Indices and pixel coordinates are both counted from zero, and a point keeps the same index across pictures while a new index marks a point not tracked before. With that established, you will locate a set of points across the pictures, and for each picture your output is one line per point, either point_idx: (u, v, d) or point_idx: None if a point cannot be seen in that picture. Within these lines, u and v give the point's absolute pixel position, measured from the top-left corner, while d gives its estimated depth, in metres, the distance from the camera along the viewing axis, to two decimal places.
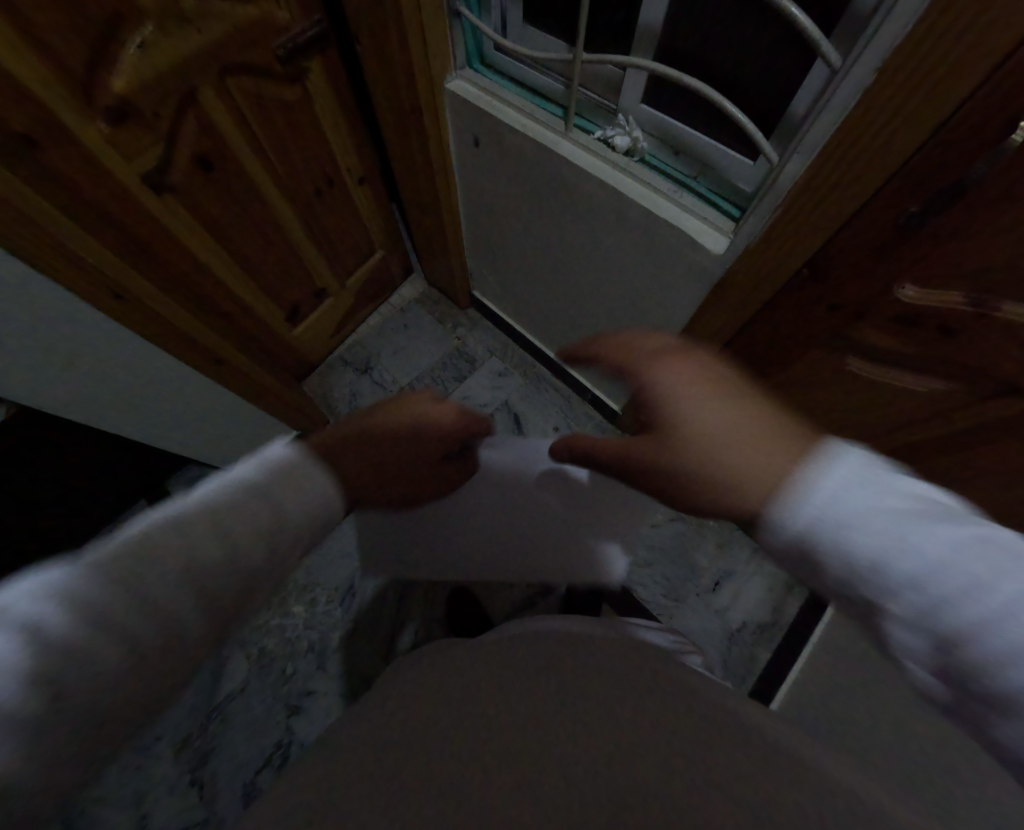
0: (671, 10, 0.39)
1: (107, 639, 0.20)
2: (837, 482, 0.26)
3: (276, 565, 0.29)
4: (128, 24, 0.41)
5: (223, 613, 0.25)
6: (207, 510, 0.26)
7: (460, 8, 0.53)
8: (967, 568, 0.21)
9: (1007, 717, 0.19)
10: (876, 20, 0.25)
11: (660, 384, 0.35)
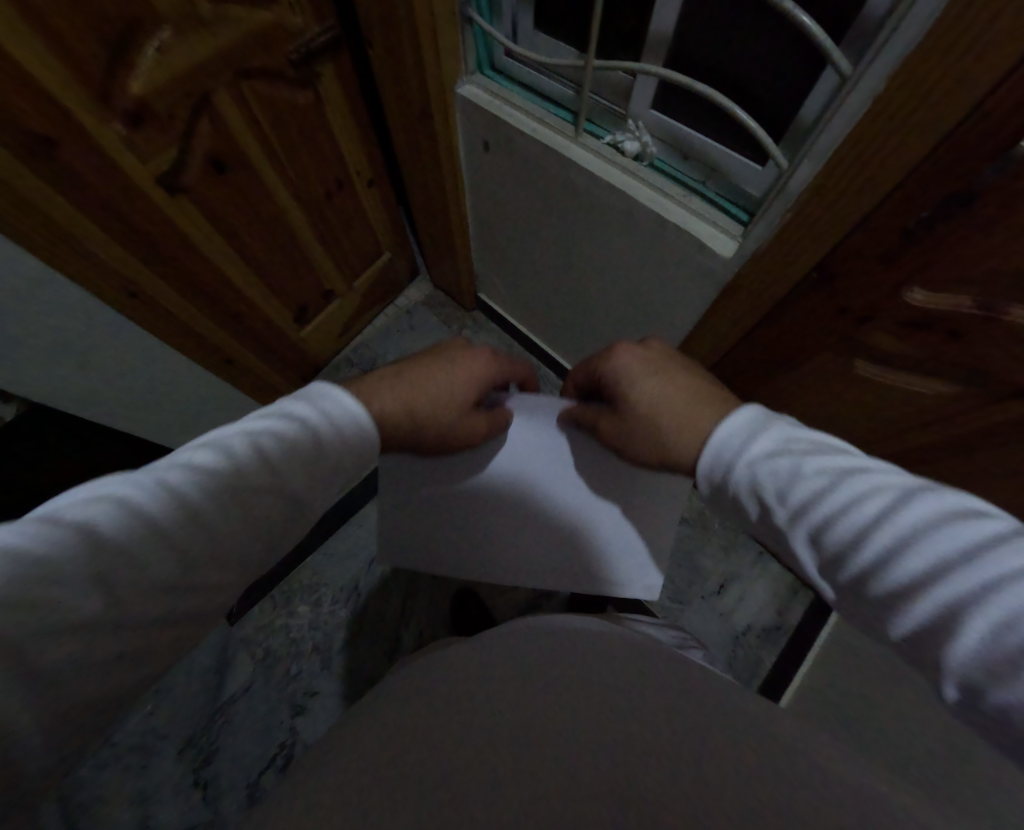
0: (682, 19, 0.40)
1: (166, 543, 0.24)
2: (747, 435, 0.34)
3: (310, 488, 0.34)
4: (148, 29, 0.42)
5: (251, 542, 0.29)
6: (256, 448, 0.30)
7: (471, 15, 0.54)
8: (832, 482, 0.27)
9: (862, 599, 0.24)
10: (887, 30, 0.26)
11: (621, 374, 0.46)
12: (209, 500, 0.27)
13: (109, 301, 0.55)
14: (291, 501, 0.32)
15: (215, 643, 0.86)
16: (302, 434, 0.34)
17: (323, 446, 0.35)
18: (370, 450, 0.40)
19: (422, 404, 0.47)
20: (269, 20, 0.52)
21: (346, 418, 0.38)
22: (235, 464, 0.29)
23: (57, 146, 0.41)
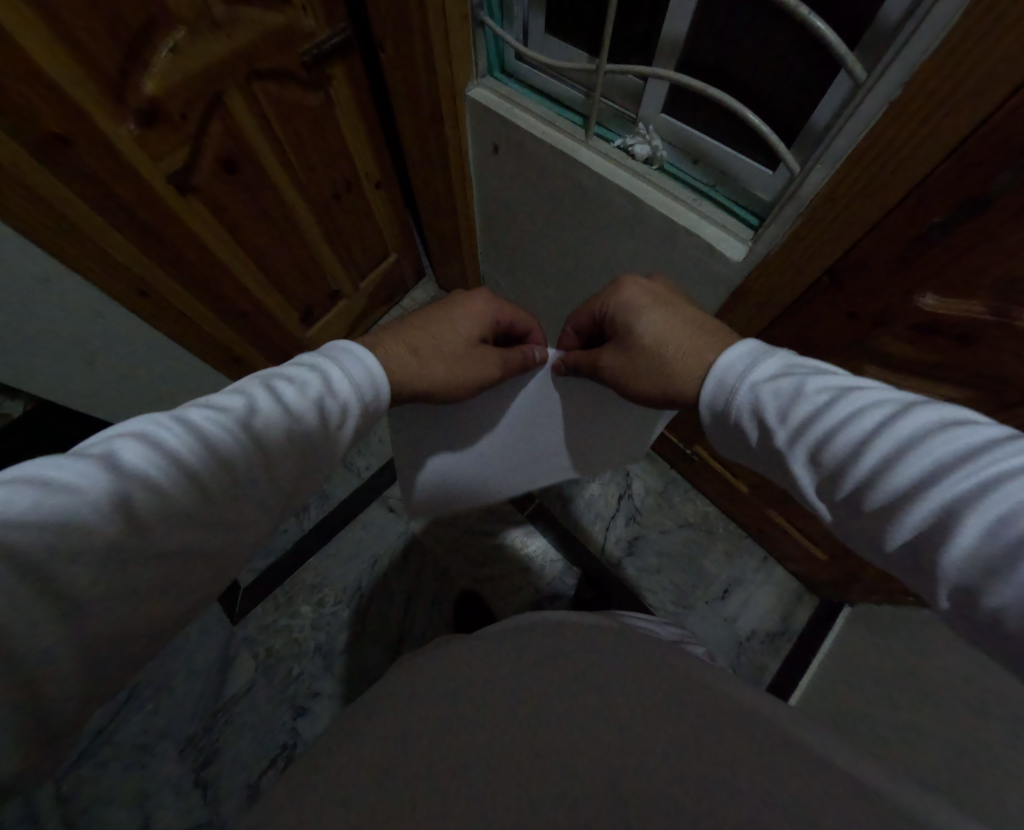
0: (694, 23, 0.40)
1: (186, 480, 0.25)
2: (748, 361, 0.35)
3: (328, 431, 0.35)
4: (160, 30, 0.42)
5: (270, 480, 0.30)
6: (271, 393, 0.32)
7: (483, 19, 0.54)
8: (835, 400, 0.27)
9: (859, 509, 0.25)
10: (902, 36, 0.26)
11: (629, 309, 0.45)
12: (233, 436, 0.28)
13: (110, 292, 0.54)
14: (310, 441, 0.33)
15: (217, 642, 0.86)
16: (314, 383, 0.35)
17: (334, 393, 0.36)
18: (382, 401, 0.41)
19: (425, 345, 0.48)
20: (280, 21, 0.53)
21: (360, 370, 0.39)
22: (254, 410, 0.30)
23: (71, 145, 0.41)
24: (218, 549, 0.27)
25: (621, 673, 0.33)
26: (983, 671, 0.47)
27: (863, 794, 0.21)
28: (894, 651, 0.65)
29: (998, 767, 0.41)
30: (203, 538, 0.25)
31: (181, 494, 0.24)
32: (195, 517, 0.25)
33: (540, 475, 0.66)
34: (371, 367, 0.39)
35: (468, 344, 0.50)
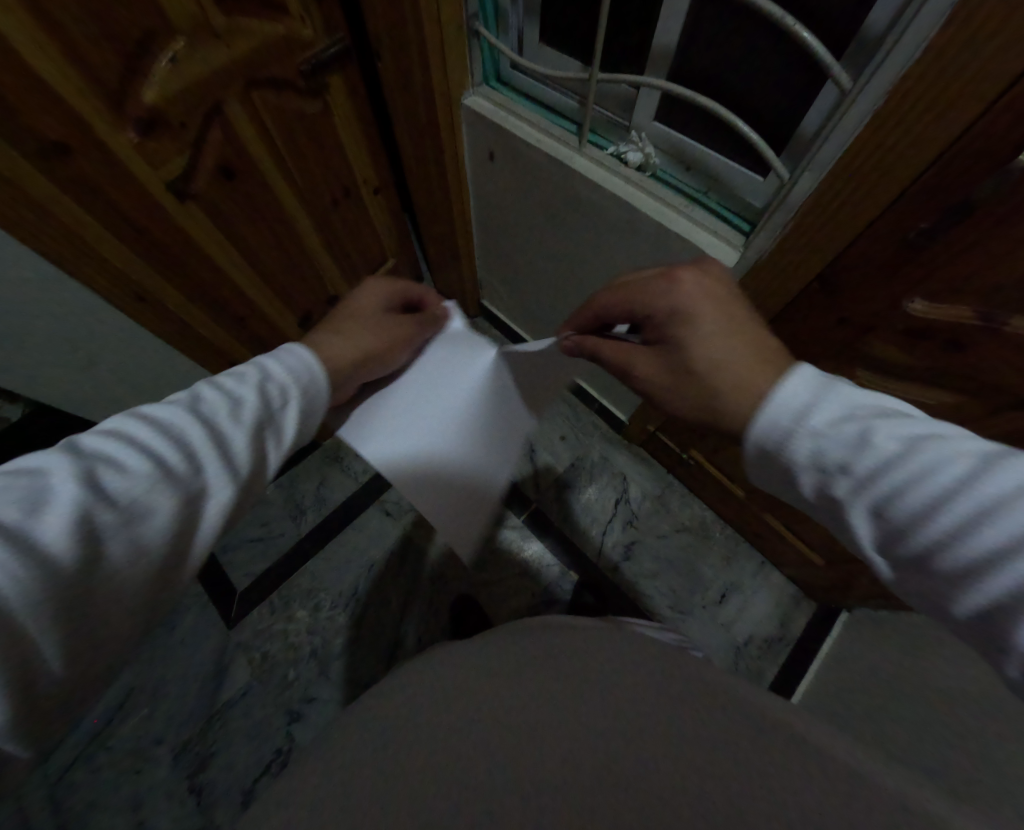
0: (683, 34, 0.41)
1: (160, 471, 0.25)
2: (804, 395, 0.28)
3: (279, 420, 0.35)
4: (160, 39, 0.43)
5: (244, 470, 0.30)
6: (215, 394, 0.32)
7: (478, 29, 0.55)
8: (912, 452, 0.23)
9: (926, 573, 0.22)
10: (887, 44, 0.26)
11: (683, 309, 0.36)
12: (184, 421, 0.29)
13: (107, 296, 0.54)
14: (264, 425, 0.33)
15: (212, 647, 0.86)
16: (250, 371, 0.35)
17: (274, 376, 0.36)
18: (321, 392, 0.40)
19: (345, 328, 0.50)
20: (278, 31, 0.54)
21: (289, 355, 0.39)
22: (197, 400, 0.31)
23: (71, 153, 0.42)
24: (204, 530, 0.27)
25: (610, 670, 0.33)
26: (981, 675, 0.47)
27: (848, 790, 0.21)
28: (892, 657, 0.65)
29: (992, 772, 0.41)
30: (189, 516, 0.25)
31: (149, 468, 0.25)
32: (174, 494, 0.25)
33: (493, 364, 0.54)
34: (306, 358, 0.40)
35: (384, 322, 0.53)
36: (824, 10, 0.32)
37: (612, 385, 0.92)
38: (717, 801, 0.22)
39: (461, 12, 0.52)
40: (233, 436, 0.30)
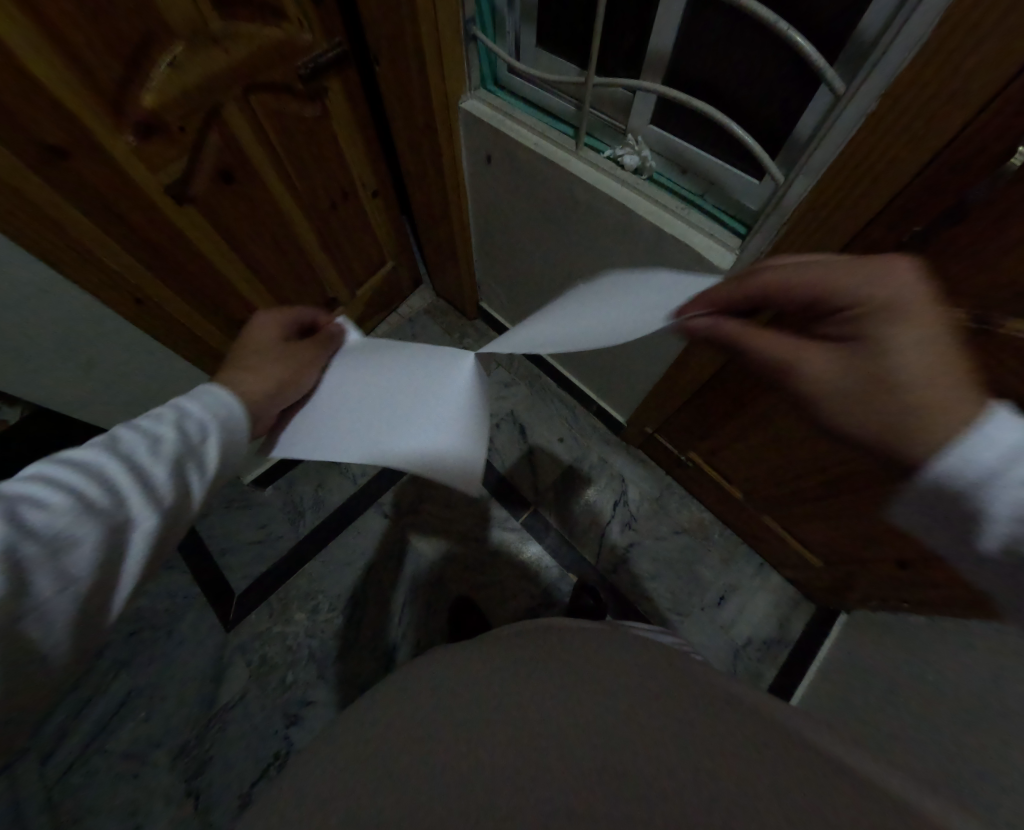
0: (679, 38, 0.41)
1: (72, 518, 0.23)
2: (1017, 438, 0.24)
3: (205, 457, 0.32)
4: (160, 44, 0.43)
5: (167, 513, 0.28)
6: (137, 435, 0.30)
7: (475, 33, 0.55)
8: None
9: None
10: (880, 49, 0.27)
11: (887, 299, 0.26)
12: (101, 461, 0.27)
13: (106, 299, 0.54)
14: (189, 464, 0.31)
15: (211, 649, 0.86)
16: (171, 403, 0.33)
17: (198, 406, 0.34)
18: (246, 427, 0.36)
19: (231, 365, 0.41)
20: (277, 35, 0.54)
21: (207, 387, 0.36)
22: (115, 439, 0.29)
23: (71, 156, 0.42)
24: (126, 571, 0.25)
25: (605, 672, 0.33)
26: (980, 676, 0.47)
27: (840, 784, 0.21)
28: (891, 659, 0.64)
29: (988, 773, 0.41)
30: (106, 558, 0.24)
31: (63, 508, 0.23)
32: (90, 533, 0.24)
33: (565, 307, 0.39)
34: (225, 394, 0.36)
35: (275, 347, 0.43)
36: (816, 16, 0.33)
37: (610, 387, 0.92)
38: (715, 801, 0.22)
39: (458, 16, 0.52)
40: (156, 472, 0.28)
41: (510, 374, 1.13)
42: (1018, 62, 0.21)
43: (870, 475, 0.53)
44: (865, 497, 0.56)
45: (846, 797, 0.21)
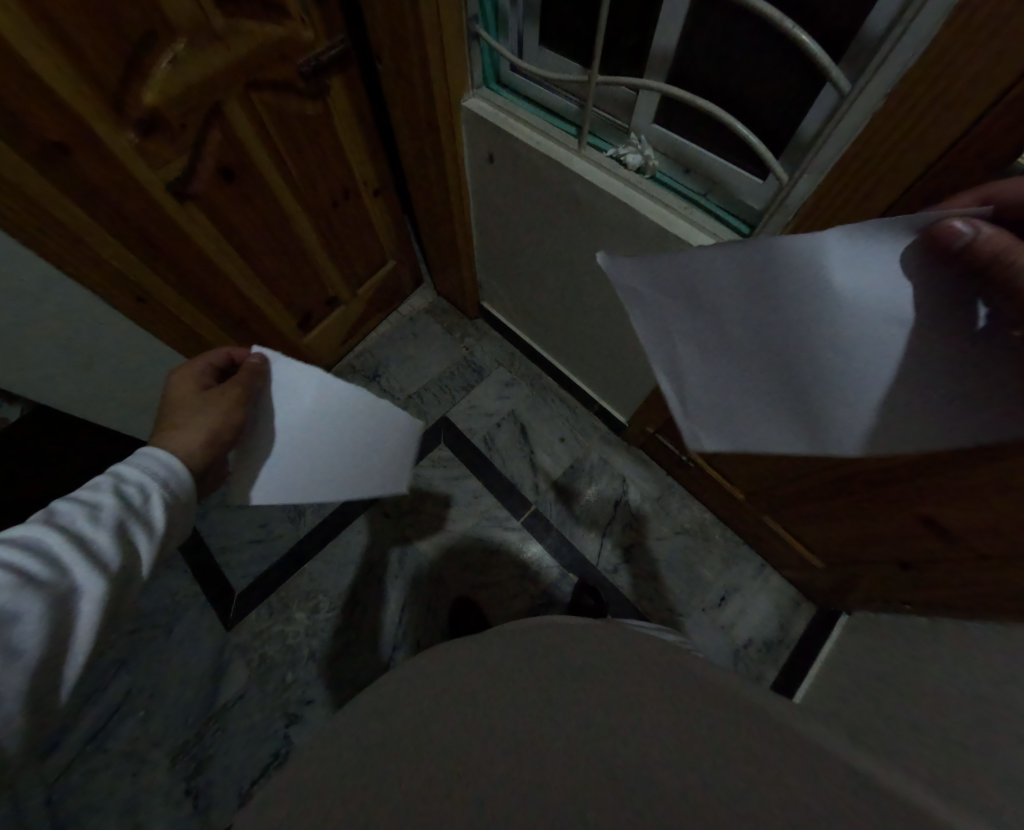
0: (683, 36, 0.41)
1: (19, 589, 0.25)
2: None
3: (146, 516, 0.35)
4: (162, 41, 0.43)
5: (115, 574, 0.30)
6: (72, 507, 0.32)
7: (478, 31, 0.55)
8: None
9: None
10: (885, 47, 0.26)
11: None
12: (39, 537, 0.29)
13: (106, 297, 0.54)
14: (130, 525, 0.33)
15: (210, 648, 0.86)
16: (104, 475, 0.35)
17: (129, 476, 0.36)
18: (189, 483, 0.40)
19: (163, 420, 0.44)
20: (279, 33, 0.54)
21: (143, 455, 0.39)
22: (47, 515, 0.31)
23: (71, 153, 0.42)
24: (79, 632, 0.27)
25: (608, 668, 0.33)
26: (985, 678, 0.47)
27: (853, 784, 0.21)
28: (893, 661, 0.64)
29: (987, 774, 0.41)
30: (58, 621, 0.26)
31: (5, 584, 0.25)
32: (37, 604, 0.26)
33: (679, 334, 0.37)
34: (162, 457, 0.39)
35: (194, 396, 0.45)
36: (821, 15, 0.32)
37: (611, 387, 0.93)
38: (718, 802, 0.22)
39: (461, 15, 0.52)
40: (98, 538, 0.31)
41: (511, 373, 1.12)
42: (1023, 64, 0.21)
43: (873, 475, 0.52)
44: (868, 499, 0.56)
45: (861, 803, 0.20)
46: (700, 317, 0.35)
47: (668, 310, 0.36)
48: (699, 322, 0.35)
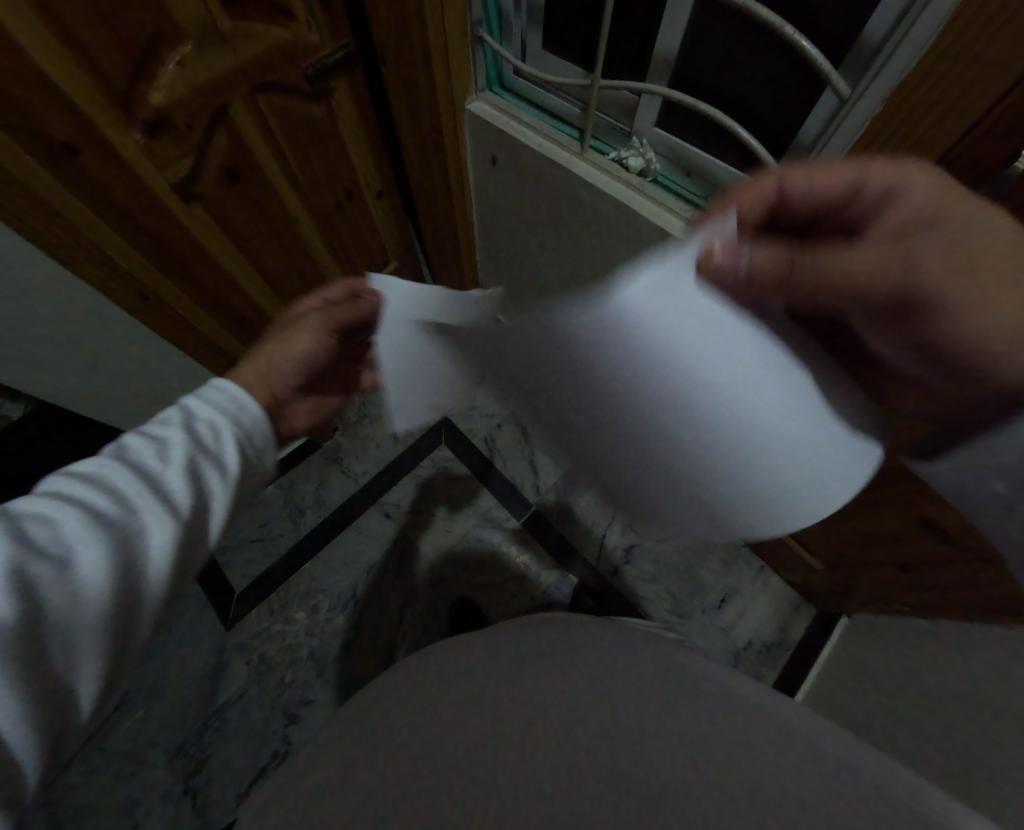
0: (685, 41, 0.42)
1: (94, 515, 0.25)
2: None
3: (215, 454, 0.34)
4: (169, 44, 0.44)
5: (192, 507, 0.30)
6: (143, 445, 0.32)
7: (482, 36, 0.56)
8: None
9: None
10: (885, 54, 0.27)
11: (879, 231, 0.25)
12: (114, 474, 0.28)
13: (111, 295, 0.54)
14: (199, 461, 0.33)
15: (209, 648, 0.85)
16: (175, 411, 0.36)
17: (200, 413, 0.36)
18: (258, 421, 0.40)
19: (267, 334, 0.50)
20: (286, 36, 0.54)
21: (212, 390, 0.39)
22: (121, 450, 0.31)
23: (79, 154, 0.43)
24: (161, 560, 0.26)
25: (610, 666, 0.33)
26: (984, 680, 0.47)
27: (850, 777, 0.21)
28: (891, 662, 0.65)
29: (987, 775, 0.41)
30: (138, 550, 0.25)
31: (84, 512, 0.24)
32: (112, 526, 0.25)
33: (580, 431, 0.34)
34: (233, 394, 0.40)
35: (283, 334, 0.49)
36: (820, 22, 0.33)
37: None
38: (715, 794, 0.22)
39: (465, 19, 0.53)
40: (171, 475, 0.30)
41: None
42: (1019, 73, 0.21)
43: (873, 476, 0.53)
44: (868, 500, 0.56)
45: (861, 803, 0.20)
46: (581, 411, 0.31)
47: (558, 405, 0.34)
48: (578, 414, 0.32)
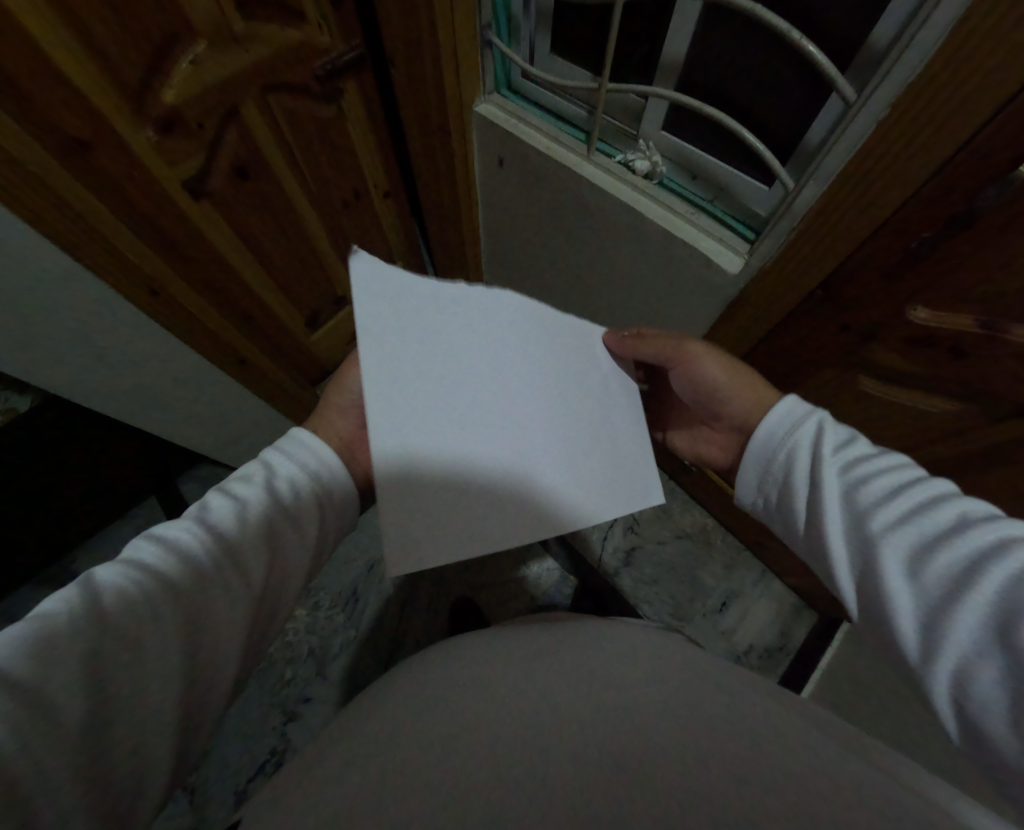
0: (691, 46, 0.42)
1: (156, 594, 0.26)
2: (931, 504, 0.28)
3: (286, 515, 0.35)
4: (181, 42, 0.45)
5: (256, 582, 0.31)
6: (227, 500, 0.33)
7: (491, 39, 0.57)
8: (944, 552, 0.25)
9: (904, 657, 0.26)
10: (887, 62, 0.27)
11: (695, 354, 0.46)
12: (189, 533, 0.30)
13: (135, 300, 0.55)
14: (271, 527, 0.34)
15: None
16: (258, 464, 0.37)
17: (281, 466, 0.37)
18: (338, 473, 0.40)
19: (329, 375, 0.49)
20: (297, 37, 0.55)
21: (294, 439, 0.40)
22: (204, 507, 0.33)
23: (92, 150, 0.43)
24: (213, 618, 0.27)
25: (614, 662, 0.33)
26: None
27: (860, 785, 0.21)
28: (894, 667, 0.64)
29: None
30: (187, 629, 0.26)
31: (150, 589, 0.26)
32: (170, 605, 0.26)
33: (411, 395, 0.32)
34: (318, 449, 0.40)
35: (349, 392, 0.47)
36: (825, 28, 0.33)
37: None
38: (716, 788, 0.22)
39: (473, 22, 0.54)
40: (242, 544, 0.31)
41: None
42: (996, 103, 0.23)
43: None
44: None
45: (864, 796, 0.21)
46: (440, 357, 0.34)
47: (401, 345, 0.32)
48: (434, 366, 0.33)
